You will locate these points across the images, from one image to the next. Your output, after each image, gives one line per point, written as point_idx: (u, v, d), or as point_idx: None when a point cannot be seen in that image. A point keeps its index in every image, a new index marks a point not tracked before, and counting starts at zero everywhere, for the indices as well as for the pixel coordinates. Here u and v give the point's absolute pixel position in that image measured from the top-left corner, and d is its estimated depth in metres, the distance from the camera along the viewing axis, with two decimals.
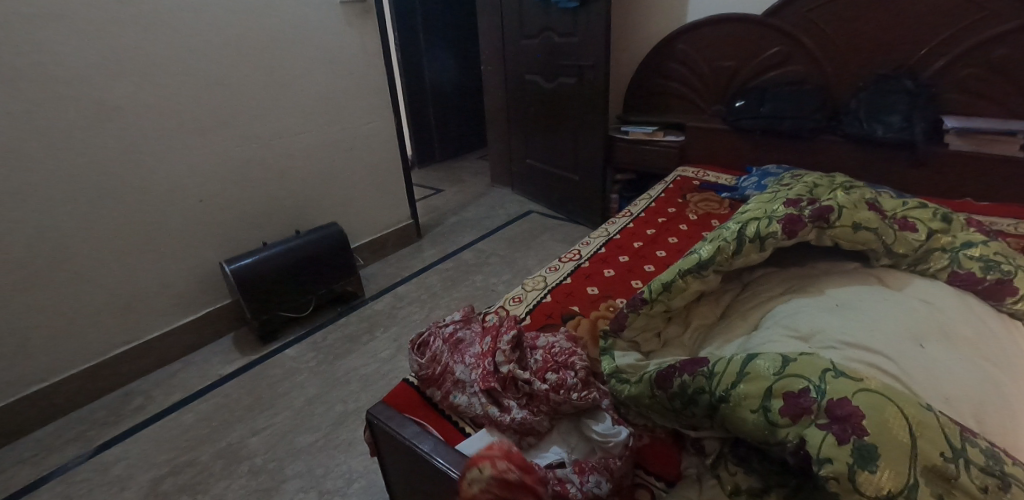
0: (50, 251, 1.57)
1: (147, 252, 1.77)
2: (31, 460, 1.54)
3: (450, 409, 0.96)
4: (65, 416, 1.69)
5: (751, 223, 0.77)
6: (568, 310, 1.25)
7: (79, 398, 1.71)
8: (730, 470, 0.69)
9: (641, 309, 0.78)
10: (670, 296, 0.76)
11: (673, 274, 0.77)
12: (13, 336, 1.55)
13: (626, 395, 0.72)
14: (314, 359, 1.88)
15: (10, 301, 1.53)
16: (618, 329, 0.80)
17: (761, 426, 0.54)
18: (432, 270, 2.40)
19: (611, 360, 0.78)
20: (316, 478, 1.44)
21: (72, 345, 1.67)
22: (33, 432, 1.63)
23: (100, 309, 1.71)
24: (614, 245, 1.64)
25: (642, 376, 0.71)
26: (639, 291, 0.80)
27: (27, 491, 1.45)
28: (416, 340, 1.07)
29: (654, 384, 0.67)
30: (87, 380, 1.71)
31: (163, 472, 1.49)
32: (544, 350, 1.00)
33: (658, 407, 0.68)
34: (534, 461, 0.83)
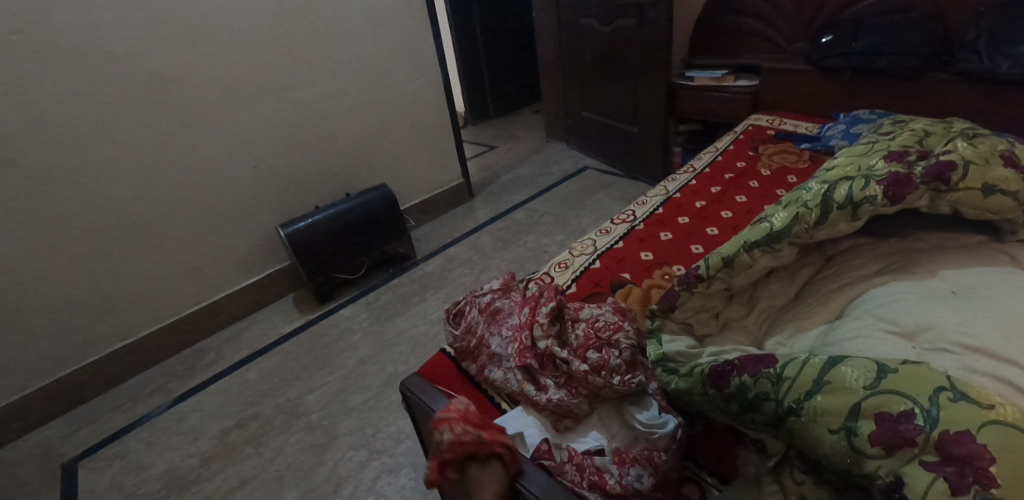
0: (120, 219, 1.66)
1: (208, 217, 1.83)
2: (123, 407, 1.70)
3: (486, 383, 0.89)
4: (149, 369, 1.84)
5: (842, 184, 0.63)
6: (618, 277, 1.15)
7: (160, 352, 1.85)
8: (796, 479, 0.62)
9: (696, 288, 0.67)
10: (732, 273, 0.65)
11: (737, 247, 0.65)
12: (97, 297, 1.68)
13: (673, 388, 0.62)
14: (367, 319, 1.91)
15: (92, 266, 1.65)
16: (667, 309, 0.69)
17: (843, 451, 0.45)
18: (484, 231, 2.34)
19: (656, 345, 0.68)
20: (366, 437, 1.47)
21: (149, 305, 1.79)
22: (124, 382, 1.79)
23: (170, 272, 1.81)
24: (674, 205, 1.49)
25: (692, 368, 0.61)
26: (695, 265, 0.69)
27: (118, 436, 1.60)
28: (451, 308, 0.99)
29: (707, 380, 0.58)
30: (165, 336, 1.84)
31: (231, 424, 1.59)
32: (586, 323, 0.90)
33: (710, 406, 0.59)
34: (570, 446, 0.77)
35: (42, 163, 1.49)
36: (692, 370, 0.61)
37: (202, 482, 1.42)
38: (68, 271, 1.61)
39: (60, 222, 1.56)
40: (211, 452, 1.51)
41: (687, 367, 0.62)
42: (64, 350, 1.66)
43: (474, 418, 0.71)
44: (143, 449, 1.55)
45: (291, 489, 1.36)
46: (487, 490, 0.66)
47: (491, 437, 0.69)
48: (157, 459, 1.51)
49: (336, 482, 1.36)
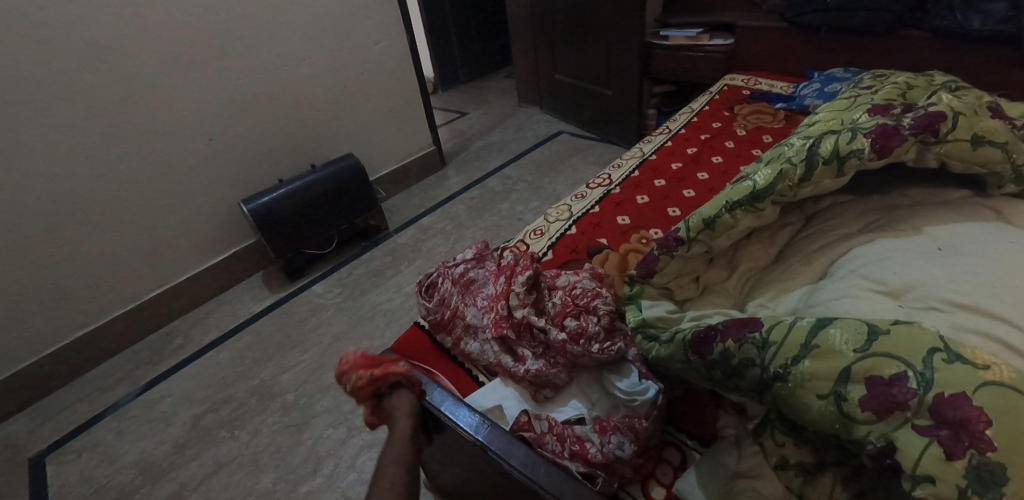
0: (68, 201, 1.55)
1: (164, 195, 1.73)
2: (87, 398, 1.63)
3: (462, 356, 0.86)
4: (112, 356, 1.76)
5: (827, 138, 0.61)
6: (595, 242, 1.12)
7: (124, 339, 1.77)
8: (777, 440, 0.61)
9: (676, 250, 0.64)
10: (714, 235, 0.63)
11: (719, 207, 0.62)
12: (49, 285, 1.58)
13: (653, 355, 0.61)
14: (340, 295, 1.86)
15: (41, 252, 1.54)
16: (646, 274, 0.67)
17: (832, 417, 0.44)
18: (457, 199, 2.29)
19: (637, 312, 0.66)
20: (345, 413, 1.45)
21: (107, 289, 1.70)
22: (87, 372, 1.71)
23: (127, 255, 1.71)
24: (649, 167, 1.46)
25: (672, 334, 0.60)
26: (675, 227, 0.66)
27: (86, 427, 1.54)
28: (423, 281, 0.94)
29: (689, 347, 0.56)
30: (127, 322, 1.76)
31: (204, 409, 1.54)
32: (563, 290, 0.86)
33: (693, 372, 0.58)
34: (550, 416, 0.75)
35: None
36: (673, 336, 0.60)
37: (177, 469, 1.39)
38: (15, 258, 1.50)
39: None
40: (184, 438, 1.46)
41: (668, 334, 0.61)
42: (18, 342, 1.56)
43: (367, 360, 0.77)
44: (113, 439, 1.49)
45: (270, 471, 1.34)
46: (401, 412, 0.74)
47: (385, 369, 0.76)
48: (129, 449, 1.46)
49: (316, 461, 1.34)
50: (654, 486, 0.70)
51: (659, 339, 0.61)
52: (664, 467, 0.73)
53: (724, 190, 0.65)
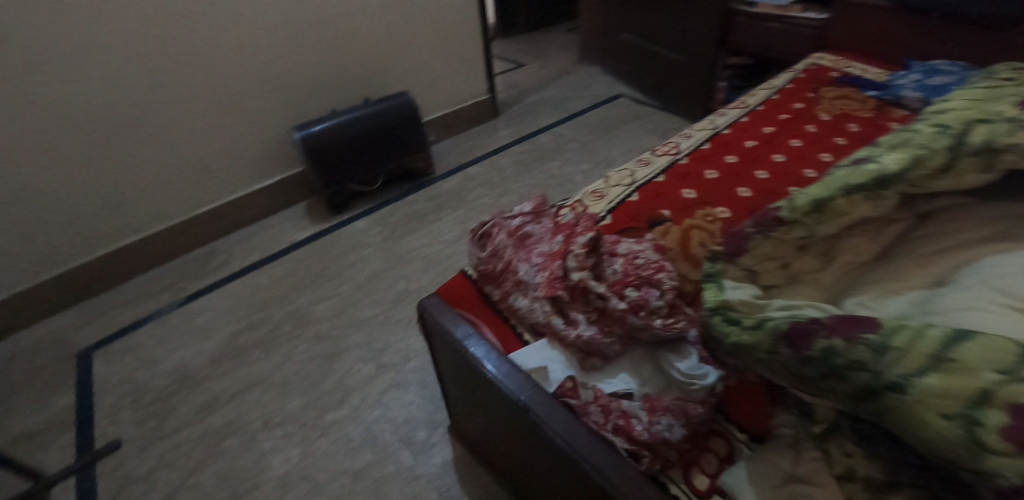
0: (126, 110, 1.56)
1: (217, 115, 1.72)
2: (133, 303, 1.70)
3: (509, 311, 0.83)
4: (159, 266, 1.82)
5: (976, 129, 0.54)
6: (657, 213, 1.06)
7: (171, 251, 1.83)
8: (845, 451, 0.56)
9: (774, 231, 0.59)
10: (821, 219, 0.57)
11: (834, 190, 0.57)
12: (104, 190, 1.62)
13: (730, 340, 0.54)
14: (380, 234, 1.85)
15: (99, 158, 1.57)
16: (733, 253, 0.61)
17: (956, 440, 0.35)
18: (506, 153, 2.22)
19: (715, 291, 0.60)
20: (375, 351, 1.46)
21: (158, 201, 1.74)
22: (135, 278, 1.78)
23: (179, 170, 1.74)
24: (721, 141, 1.37)
25: (758, 321, 0.53)
26: (774, 207, 0.61)
27: (130, 329, 1.61)
28: (477, 229, 0.90)
29: (780, 337, 0.49)
30: (175, 235, 1.81)
31: (241, 327, 1.58)
32: (624, 257, 0.81)
33: (775, 366, 0.50)
34: (596, 386, 0.72)
35: (34, 43, 1.35)
36: (758, 324, 0.52)
37: (212, 381, 1.44)
38: (74, 161, 1.54)
39: (59, 111, 1.46)
40: (220, 353, 1.52)
41: (751, 320, 0.54)
42: (73, 242, 1.63)
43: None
44: (154, 345, 1.56)
45: (299, 396, 1.38)
46: None
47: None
48: (169, 356, 1.53)
49: (344, 393, 1.37)
50: (697, 474, 0.68)
51: (740, 325, 0.54)
52: (709, 456, 0.69)
53: (838, 173, 0.60)
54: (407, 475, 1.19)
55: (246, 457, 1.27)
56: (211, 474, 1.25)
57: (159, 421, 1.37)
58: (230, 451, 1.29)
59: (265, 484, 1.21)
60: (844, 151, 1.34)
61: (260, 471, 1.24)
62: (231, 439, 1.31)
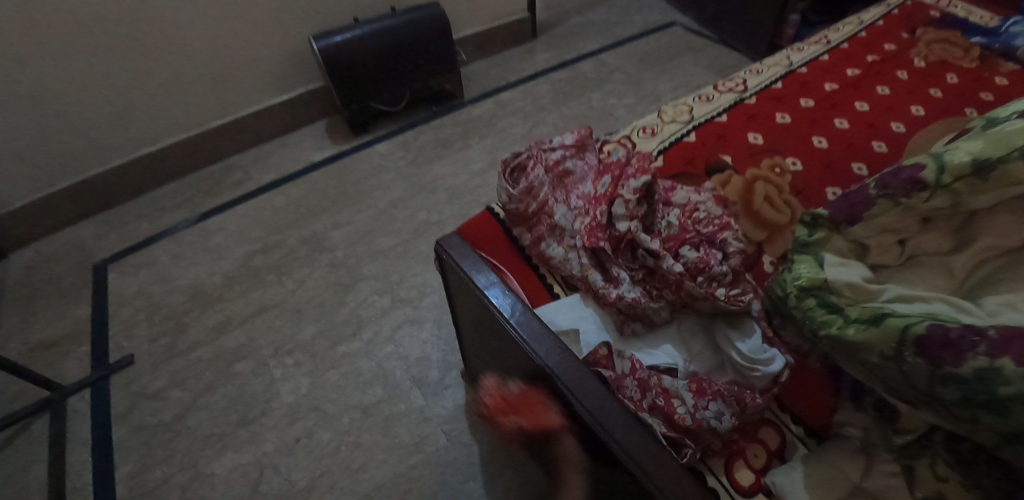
0: (135, 8, 1.41)
1: (234, 20, 1.57)
2: (150, 217, 1.65)
3: (539, 259, 0.73)
4: (176, 181, 1.75)
5: None
6: (716, 159, 0.91)
7: (187, 165, 1.75)
8: (937, 473, 0.48)
9: (906, 197, 0.57)
10: (978, 186, 0.54)
11: (1004, 152, 0.53)
12: (116, 97, 1.52)
13: (834, 331, 0.50)
14: (403, 159, 1.72)
15: (107, 62, 1.45)
16: (848, 220, 0.60)
17: None
18: (543, 79, 2.02)
19: (816, 268, 0.57)
20: (391, 284, 1.39)
21: (173, 112, 1.64)
22: (152, 191, 1.73)
23: (195, 79, 1.61)
24: (796, 81, 1.18)
25: (876, 316, 0.48)
26: (913, 166, 0.58)
27: (146, 244, 1.58)
28: (509, 161, 0.77)
29: (907, 341, 0.44)
30: (191, 148, 1.72)
31: (255, 249, 1.53)
32: (682, 209, 0.68)
33: (887, 371, 0.46)
34: (635, 357, 0.62)
35: None
36: (874, 319, 0.48)
37: (225, 303, 1.41)
38: (82, 65, 1.42)
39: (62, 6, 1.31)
40: (234, 274, 1.47)
41: (863, 314, 0.50)
42: (86, 151, 1.55)
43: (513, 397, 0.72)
44: (169, 261, 1.53)
45: (311, 324, 1.33)
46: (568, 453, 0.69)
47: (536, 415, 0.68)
48: (183, 273, 1.49)
49: (357, 325, 1.32)
50: (740, 467, 0.59)
51: (849, 317, 0.50)
52: (756, 447, 0.61)
53: (1007, 129, 0.56)
54: (417, 416, 1.15)
55: (256, 383, 1.25)
56: (221, 396, 1.24)
57: (173, 338, 1.35)
58: (240, 376, 1.27)
59: (274, 411, 1.20)
60: (941, 106, 1.13)
61: (270, 399, 1.22)
62: (242, 363, 1.29)
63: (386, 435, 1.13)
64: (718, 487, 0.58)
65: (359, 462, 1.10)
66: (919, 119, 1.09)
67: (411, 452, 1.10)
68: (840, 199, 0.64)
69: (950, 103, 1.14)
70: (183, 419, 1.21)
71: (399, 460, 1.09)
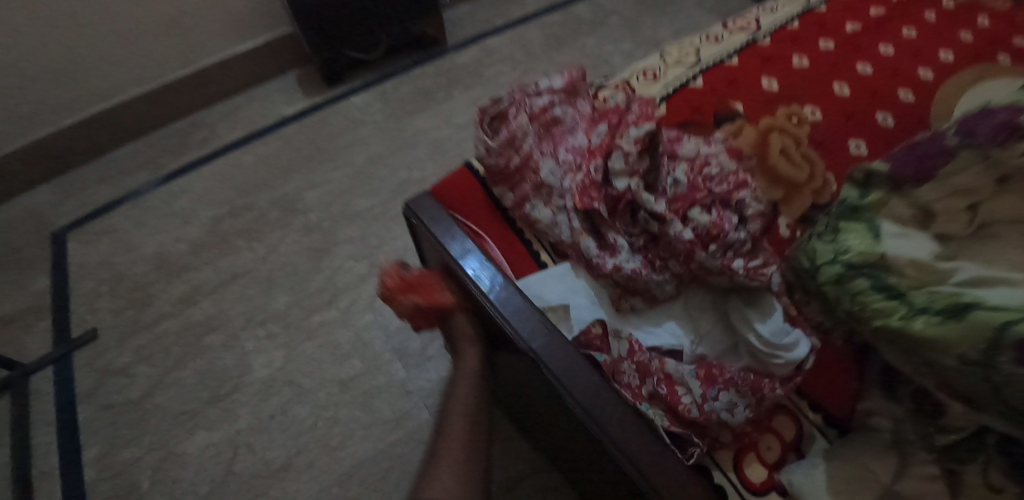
0: None
1: None
2: (110, 180, 1.52)
3: (524, 223, 0.63)
4: (137, 140, 1.60)
5: None
6: (727, 108, 0.81)
7: (148, 122, 1.60)
8: (987, 478, 0.41)
9: (996, 149, 0.48)
10: None
11: None
12: (58, 49, 1.35)
13: (896, 321, 0.41)
14: (382, 113, 1.58)
15: (43, 9, 1.27)
16: (916, 177, 0.51)
17: None
18: (534, 22, 1.85)
19: (869, 238, 0.48)
20: (369, 248, 1.29)
21: (127, 63, 1.47)
22: (112, 152, 1.58)
23: (148, 27, 1.43)
24: (817, 17, 1.03)
25: (955, 306, 0.39)
26: (1011, 110, 0.49)
27: (107, 209, 1.45)
28: (487, 109, 0.65)
29: (1005, 344, 0.34)
30: (151, 104, 1.57)
31: (223, 213, 1.41)
32: (690, 163, 0.57)
33: (969, 379, 0.37)
34: (634, 336, 0.53)
35: None
36: (952, 311, 0.39)
37: (192, 271, 1.31)
38: (13, 11, 1.24)
39: None
40: (201, 240, 1.37)
41: (935, 301, 0.40)
42: (31, 108, 1.40)
43: (408, 274, 0.67)
44: (132, 228, 1.41)
45: (285, 293, 1.24)
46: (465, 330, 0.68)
47: (434, 294, 0.65)
48: (147, 240, 1.38)
49: (333, 293, 1.23)
50: (751, 461, 0.52)
51: (914, 305, 0.41)
52: (768, 439, 0.54)
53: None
54: (398, 389, 1.08)
55: (227, 357, 1.17)
56: (191, 372, 1.16)
57: (138, 310, 1.26)
58: (210, 349, 1.18)
59: (246, 386, 1.12)
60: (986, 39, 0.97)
61: (242, 374, 1.14)
62: (212, 336, 1.20)
63: (366, 410, 1.06)
64: (727, 485, 0.50)
65: (338, 439, 1.04)
66: (951, 63, 0.94)
67: (392, 428, 1.04)
68: (905, 149, 0.55)
69: (1001, 30, 0.98)
70: (152, 396, 1.13)
71: (380, 436, 1.03)
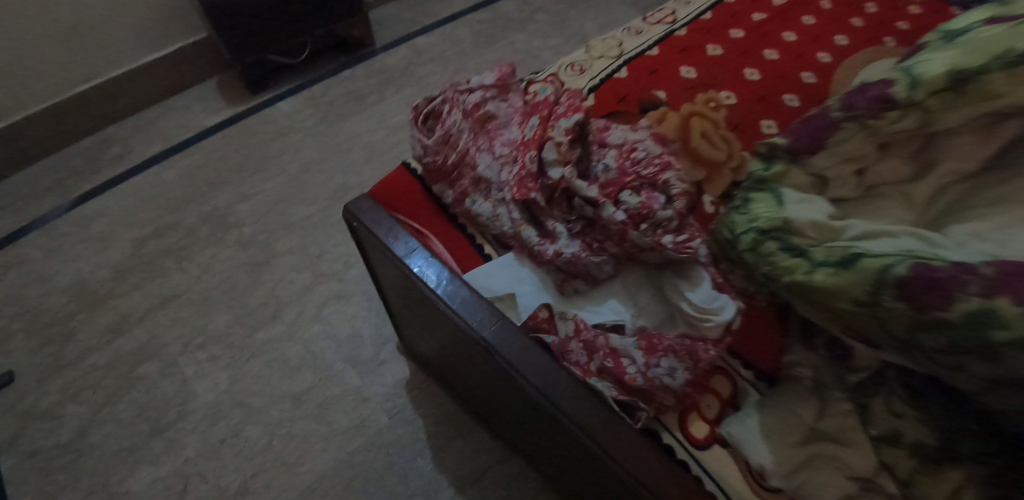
0: None
1: None
2: (13, 207, 1.38)
3: (466, 218, 0.64)
4: (39, 164, 1.46)
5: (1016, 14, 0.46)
6: (650, 95, 0.86)
7: (53, 142, 1.46)
8: (892, 410, 0.47)
9: (873, 120, 0.49)
10: (953, 103, 0.45)
11: (986, 59, 0.43)
12: None
13: (802, 275, 0.44)
14: (312, 118, 1.53)
15: None
16: (802, 152, 0.55)
17: None
18: (463, 20, 1.80)
19: (774, 205, 0.53)
20: (310, 258, 1.26)
21: (17, 80, 1.33)
22: (11, 178, 1.43)
23: (41, 40, 1.31)
24: (725, 11, 1.08)
25: (847, 256, 0.42)
26: (884, 82, 0.49)
27: (11, 240, 1.32)
28: (421, 107, 0.67)
29: (887, 283, 0.38)
30: (55, 120, 1.43)
31: (147, 233, 1.33)
32: (618, 150, 0.61)
33: (856, 318, 0.40)
34: (581, 317, 0.56)
35: None
36: (845, 261, 0.42)
37: (118, 299, 1.22)
38: None
39: None
40: (126, 264, 1.28)
41: (831, 255, 0.44)
42: None
43: None
44: (42, 258, 1.29)
45: (223, 312, 1.19)
46: None
47: None
48: (62, 270, 1.27)
49: (276, 306, 1.19)
50: (695, 420, 0.55)
51: (813, 261, 0.45)
52: (708, 398, 0.57)
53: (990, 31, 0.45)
54: (354, 397, 1.07)
55: (166, 385, 1.10)
56: (127, 405, 1.08)
57: (59, 346, 1.16)
58: (147, 379, 1.11)
59: (191, 413, 1.07)
60: (865, 32, 1.04)
61: (185, 400, 1.08)
62: (147, 365, 1.13)
63: (323, 422, 1.04)
64: (674, 443, 0.53)
65: (296, 454, 1.01)
66: (845, 47, 1.01)
67: (352, 436, 1.02)
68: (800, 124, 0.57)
69: (888, 15, 1.08)
70: (84, 435, 1.05)
71: (339, 447, 1.01)
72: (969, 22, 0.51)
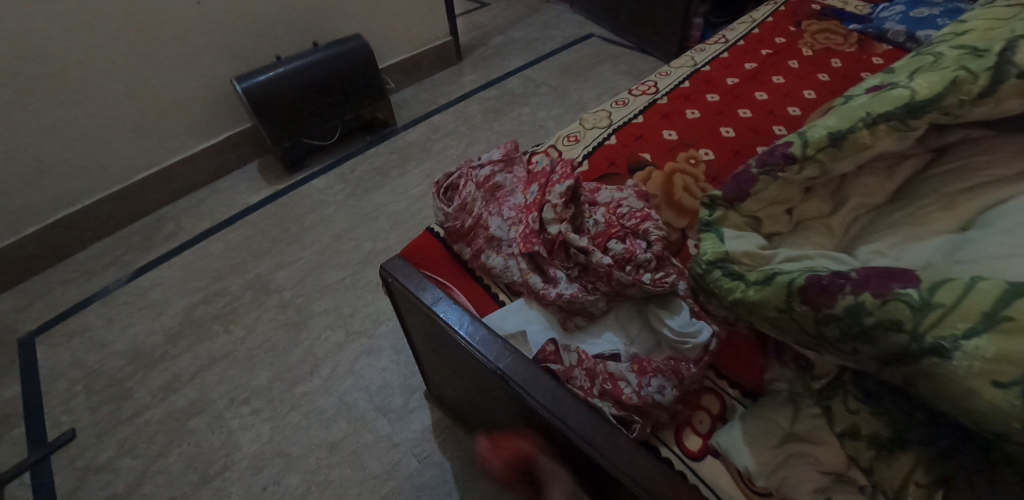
0: (54, 84, 1.36)
1: (154, 76, 1.51)
2: (78, 281, 1.54)
3: (482, 271, 0.76)
4: (101, 242, 1.64)
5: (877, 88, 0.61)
6: (636, 157, 0.99)
7: (114, 222, 1.64)
8: (849, 407, 0.53)
9: (782, 172, 0.61)
10: (837, 154, 0.59)
11: (855, 121, 0.58)
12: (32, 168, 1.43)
13: (737, 293, 0.53)
14: (342, 192, 1.71)
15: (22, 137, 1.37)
16: (734, 199, 0.64)
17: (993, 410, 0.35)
18: (474, 99, 2.01)
19: (717, 241, 0.60)
20: (343, 317, 1.38)
21: (90, 171, 1.53)
22: (75, 255, 1.60)
23: (113, 135, 1.53)
24: (702, 79, 1.23)
25: (769, 274, 0.52)
26: (784, 144, 0.62)
27: (76, 310, 1.47)
28: (441, 182, 0.80)
29: (795, 293, 0.48)
30: (118, 203, 1.62)
31: (197, 300, 1.47)
32: (606, 208, 0.74)
33: (782, 323, 0.50)
34: (582, 348, 0.66)
35: None
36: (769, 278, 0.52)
37: (170, 360, 1.34)
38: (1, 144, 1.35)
39: None
40: (177, 328, 1.41)
41: (759, 275, 0.53)
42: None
43: None
44: (103, 325, 1.44)
45: (265, 369, 1.30)
46: None
47: None
48: (120, 336, 1.41)
49: (313, 363, 1.30)
50: (689, 434, 0.64)
51: (746, 280, 0.54)
52: (700, 414, 0.65)
53: (859, 101, 0.60)
54: (385, 444, 1.14)
55: (213, 437, 1.20)
56: (177, 457, 1.17)
57: (117, 405, 1.27)
58: (195, 433, 1.21)
59: (236, 463, 1.15)
60: (830, 87, 1.18)
61: (230, 451, 1.17)
62: (196, 420, 1.23)
63: (356, 468, 1.11)
64: (671, 456, 0.62)
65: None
66: (812, 100, 1.14)
67: (384, 481, 1.09)
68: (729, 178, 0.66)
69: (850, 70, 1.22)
70: (138, 487, 1.14)
71: (372, 491, 1.08)
72: (858, 91, 0.65)
